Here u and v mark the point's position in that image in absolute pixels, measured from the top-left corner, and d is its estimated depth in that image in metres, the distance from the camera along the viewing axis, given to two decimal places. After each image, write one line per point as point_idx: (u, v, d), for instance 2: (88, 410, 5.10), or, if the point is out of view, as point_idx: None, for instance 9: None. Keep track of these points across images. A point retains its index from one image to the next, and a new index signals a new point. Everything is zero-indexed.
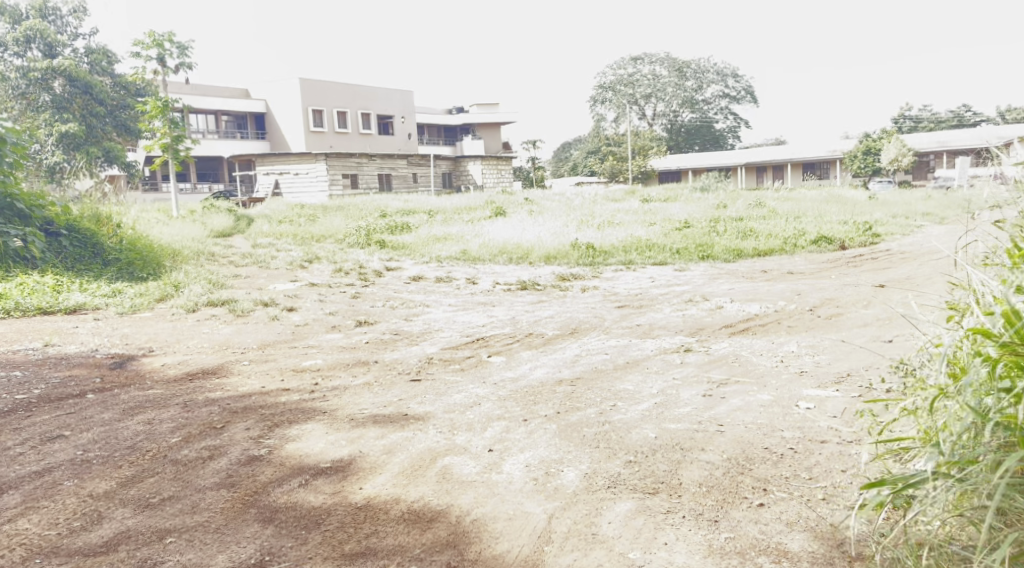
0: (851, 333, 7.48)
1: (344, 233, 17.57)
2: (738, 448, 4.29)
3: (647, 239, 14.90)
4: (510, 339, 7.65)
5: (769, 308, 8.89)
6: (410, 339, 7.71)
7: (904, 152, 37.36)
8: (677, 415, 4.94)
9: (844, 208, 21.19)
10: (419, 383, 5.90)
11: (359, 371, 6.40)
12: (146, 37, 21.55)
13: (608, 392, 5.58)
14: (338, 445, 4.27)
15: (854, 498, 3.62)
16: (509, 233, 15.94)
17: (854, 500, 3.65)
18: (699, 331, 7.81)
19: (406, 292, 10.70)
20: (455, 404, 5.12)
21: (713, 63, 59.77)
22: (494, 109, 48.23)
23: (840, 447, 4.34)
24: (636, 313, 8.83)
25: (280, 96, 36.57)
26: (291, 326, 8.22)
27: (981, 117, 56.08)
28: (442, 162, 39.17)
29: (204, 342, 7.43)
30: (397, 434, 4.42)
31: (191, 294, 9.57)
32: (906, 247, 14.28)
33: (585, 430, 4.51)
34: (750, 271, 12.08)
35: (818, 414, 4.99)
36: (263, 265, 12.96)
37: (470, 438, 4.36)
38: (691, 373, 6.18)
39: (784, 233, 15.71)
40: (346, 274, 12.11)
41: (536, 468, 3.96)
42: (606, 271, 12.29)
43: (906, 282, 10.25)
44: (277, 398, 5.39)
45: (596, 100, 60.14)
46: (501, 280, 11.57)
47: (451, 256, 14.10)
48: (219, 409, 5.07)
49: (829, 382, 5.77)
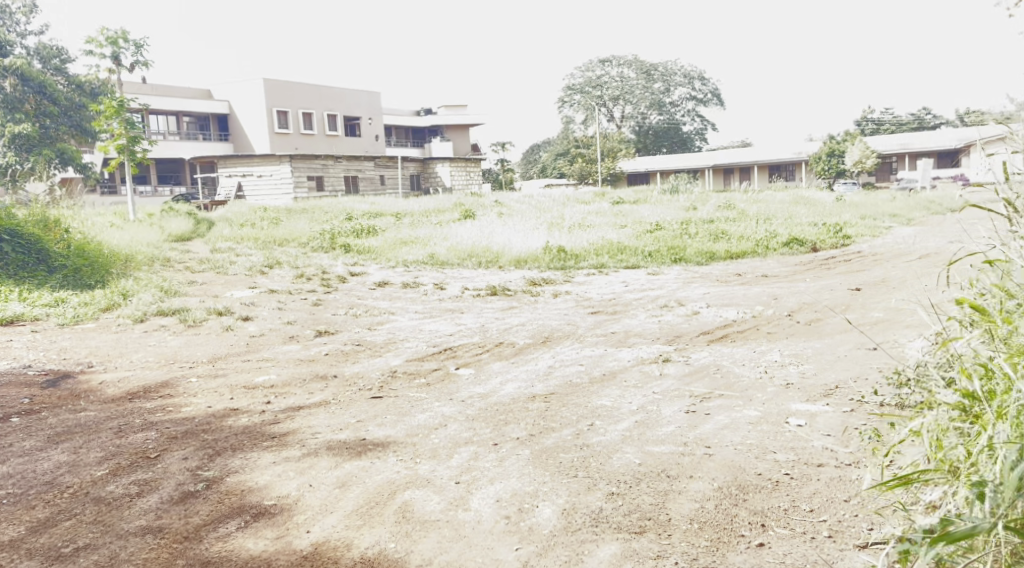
0: (835, 340, 7.18)
1: (308, 236, 17.07)
2: (730, 475, 3.91)
3: (619, 242, 14.58)
4: (479, 349, 7.23)
5: (746, 313, 8.57)
6: (373, 350, 7.26)
7: (868, 153, 37.76)
8: (659, 437, 4.54)
9: (813, 209, 21.07)
10: (381, 401, 5.44)
11: (317, 388, 5.91)
12: (99, 35, 20.80)
13: (584, 409, 5.15)
14: (286, 478, 3.81)
15: (870, 534, 3.26)
16: (478, 236, 15.54)
17: (868, 536, 3.28)
18: (676, 340, 7.44)
19: (371, 298, 10.21)
20: (420, 426, 4.67)
21: (679, 66, 60.01)
22: (462, 111, 47.80)
23: (838, 472, 4.00)
24: (612, 320, 8.44)
25: (242, 96, 35.75)
26: (246, 337, 7.71)
27: (940, 118, 57.21)
28: (409, 164, 38.60)
29: (149, 356, 6.90)
30: (353, 465, 3.97)
31: (140, 302, 9.00)
32: (879, 249, 14.10)
33: (562, 456, 4.09)
34: (724, 274, 11.80)
35: (810, 432, 4.64)
36: (221, 271, 12.35)
37: (435, 467, 3.93)
38: (672, 386, 5.78)
39: (755, 235, 15.47)
40: (308, 280, 11.57)
41: (507, 505, 3.54)
42: (578, 275, 11.91)
43: (882, 285, 10.03)
44: (225, 422, 4.89)
45: (564, 101, 59.92)
46: (470, 285, 11.12)
47: (417, 260, 13.63)
48: (156, 436, 4.56)
49: (818, 395, 5.44)
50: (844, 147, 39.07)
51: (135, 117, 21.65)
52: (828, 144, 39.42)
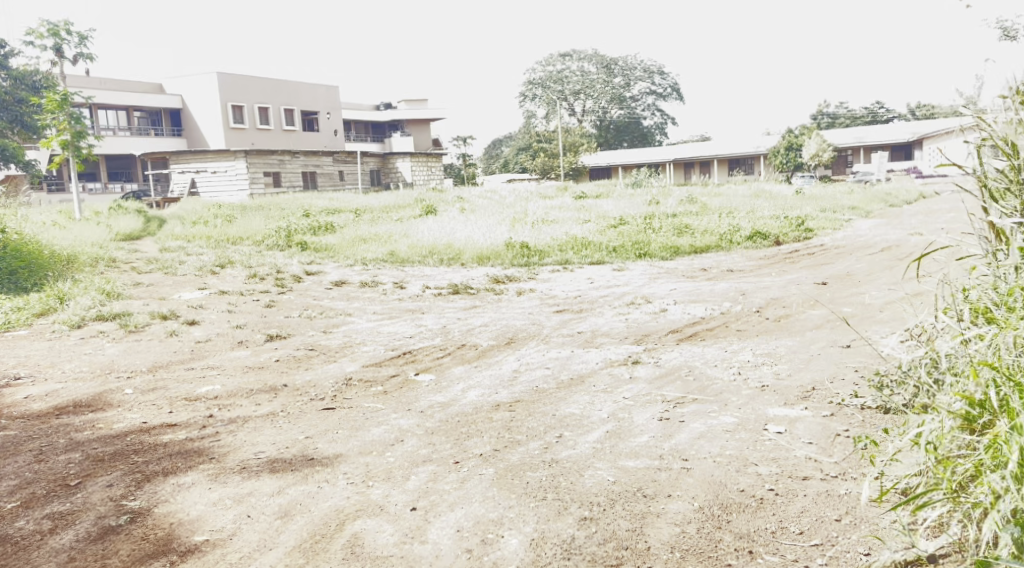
0: (807, 338, 6.93)
1: (263, 234, 16.46)
2: (710, 492, 3.67)
3: (583, 237, 14.27)
4: (440, 352, 6.87)
5: (714, 310, 8.33)
6: (327, 355, 6.84)
7: (824, 147, 38.24)
8: (633, 449, 4.23)
9: (774, 202, 21.02)
10: (333, 413, 5.03)
11: (265, 399, 5.49)
12: (40, 26, 19.93)
13: (552, 418, 4.82)
14: (221, 507, 3.45)
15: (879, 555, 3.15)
16: (439, 233, 15.10)
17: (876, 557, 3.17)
18: (645, 339, 7.14)
19: (327, 299, 9.79)
20: (375, 442, 4.29)
21: (639, 60, 60.02)
22: (422, 106, 47.24)
23: (825, 485, 3.77)
24: (577, 319, 8.12)
25: (195, 90, 34.75)
26: (191, 343, 7.24)
27: (893, 112, 58.06)
28: (368, 160, 38.01)
29: (84, 365, 6.40)
30: (298, 489, 3.61)
31: (78, 306, 8.45)
32: (840, 241, 14.04)
33: (529, 474, 3.78)
34: (690, 269, 11.57)
35: (791, 440, 4.38)
36: (170, 272, 11.78)
37: (389, 491, 3.59)
38: (643, 391, 5.46)
39: (718, 229, 15.28)
40: (262, 280, 11.08)
41: (469, 535, 3.26)
42: (542, 272, 11.56)
43: (848, 279, 9.90)
44: (159, 440, 4.45)
45: (525, 96, 59.55)
46: (431, 284, 10.72)
47: (377, 257, 13.23)
48: (80, 458, 4.11)
49: (795, 399, 5.16)
50: (802, 140, 39.25)
51: (80, 111, 20.72)
52: (786, 139, 39.50)
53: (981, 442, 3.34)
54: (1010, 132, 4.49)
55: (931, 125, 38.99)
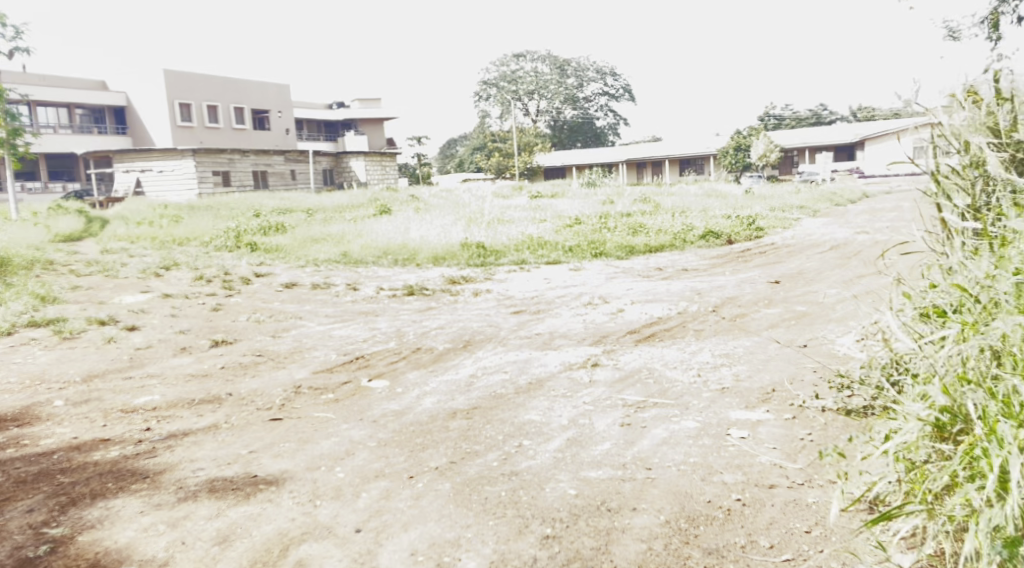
0: (765, 337, 6.86)
1: (211, 234, 15.98)
2: (675, 503, 3.53)
3: (539, 237, 14.12)
4: (394, 356, 6.64)
5: (671, 310, 8.21)
6: (275, 361, 6.56)
7: (772, 148, 38.15)
8: (595, 458, 4.06)
9: (725, 202, 21.09)
10: (280, 424, 4.77)
11: (207, 410, 5.20)
12: None
13: (511, 426, 4.63)
14: (153, 535, 3.26)
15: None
16: (394, 233, 14.80)
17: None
18: (603, 340, 7.00)
19: (276, 301, 9.47)
20: (323, 455, 4.05)
21: (592, 61, 60.18)
22: (375, 105, 46.69)
23: (793, 493, 3.66)
24: (535, 320, 7.94)
25: (140, 87, 33.73)
26: (130, 350, 6.89)
27: (837, 114, 59.21)
28: (321, 159, 37.40)
29: (12, 375, 6.02)
30: (239, 510, 3.42)
31: (9, 312, 8.00)
32: (790, 240, 14.07)
33: (488, 489, 3.61)
34: (645, 268, 11.47)
35: (755, 445, 4.25)
36: (110, 274, 11.31)
37: (338, 511, 3.42)
38: (604, 395, 5.31)
39: (672, 228, 15.22)
40: (207, 282, 10.70)
41: (425, 559, 3.12)
42: (499, 272, 11.38)
43: (801, 277, 9.91)
44: (89, 457, 4.15)
45: (479, 96, 59.27)
46: (385, 285, 10.47)
47: (329, 258, 12.87)
48: (1, 479, 3.83)
49: (756, 401, 5.04)
50: (750, 141, 39.59)
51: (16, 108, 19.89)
52: (735, 139, 39.81)
53: (956, 451, 3.33)
54: (962, 131, 4.73)
55: (875, 127, 39.64)
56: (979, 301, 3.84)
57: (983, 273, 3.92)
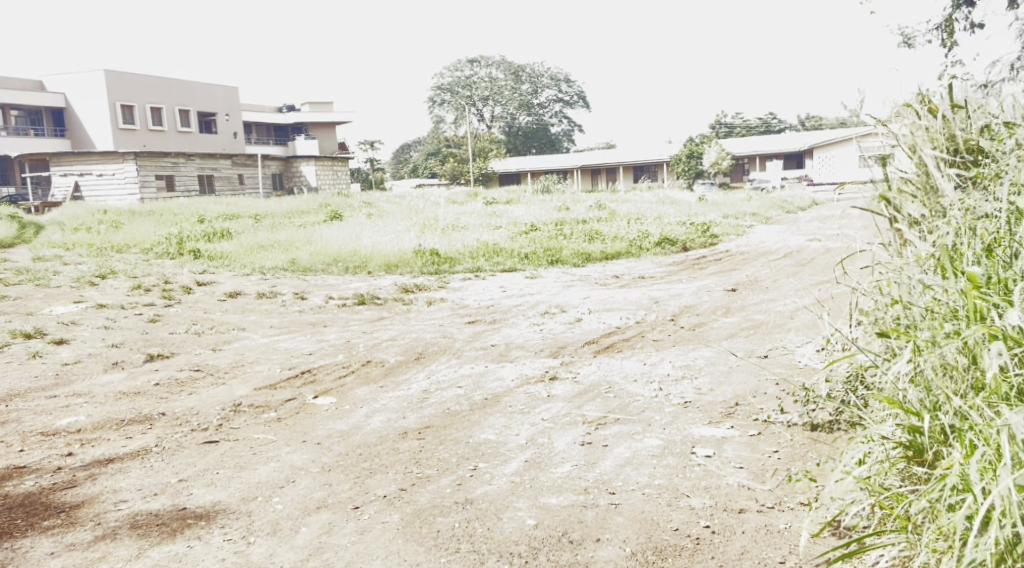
0: (725, 348, 6.70)
1: (152, 241, 15.37)
2: (642, 532, 3.31)
3: (494, 244, 13.85)
4: (342, 370, 6.31)
5: (630, 319, 8.02)
6: (215, 376, 6.17)
7: (723, 155, 39.09)
8: (555, 481, 3.81)
9: (679, 209, 21.14)
10: (215, 448, 4.42)
11: (137, 431, 4.81)
12: None
13: (465, 447, 4.36)
14: None
15: None
16: (344, 239, 14.36)
17: None
18: (561, 352, 6.77)
19: (219, 311, 9.05)
20: (260, 484, 3.73)
21: (546, 68, 60.53)
22: (327, 108, 45.99)
23: (764, 518, 3.46)
24: (491, 331, 7.66)
25: (80, 88, 32.57)
26: (57, 365, 6.43)
27: (785, 122, 60.34)
28: (270, 164, 36.63)
29: None
30: (162, 551, 3.11)
31: None
32: (744, 247, 14.08)
33: (441, 520, 3.35)
34: (602, 276, 11.30)
35: (721, 465, 4.04)
36: (41, 283, 10.73)
37: (274, 549, 3.13)
38: (562, 411, 5.06)
39: (627, 235, 15.13)
40: (146, 292, 10.21)
41: None
42: (453, 280, 11.10)
43: (757, 285, 9.83)
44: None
45: (433, 101, 58.96)
46: (335, 294, 10.10)
47: (277, 266, 12.44)
48: None
49: (720, 416, 4.85)
50: (702, 149, 39.95)
51: None
52: (687, 146, 40.19)
53: (930, 475, 3.19)
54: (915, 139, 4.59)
55: (823, 137, 40.38)
56: (939, 313, 3.69)
57: (942, 283, 3.79)
